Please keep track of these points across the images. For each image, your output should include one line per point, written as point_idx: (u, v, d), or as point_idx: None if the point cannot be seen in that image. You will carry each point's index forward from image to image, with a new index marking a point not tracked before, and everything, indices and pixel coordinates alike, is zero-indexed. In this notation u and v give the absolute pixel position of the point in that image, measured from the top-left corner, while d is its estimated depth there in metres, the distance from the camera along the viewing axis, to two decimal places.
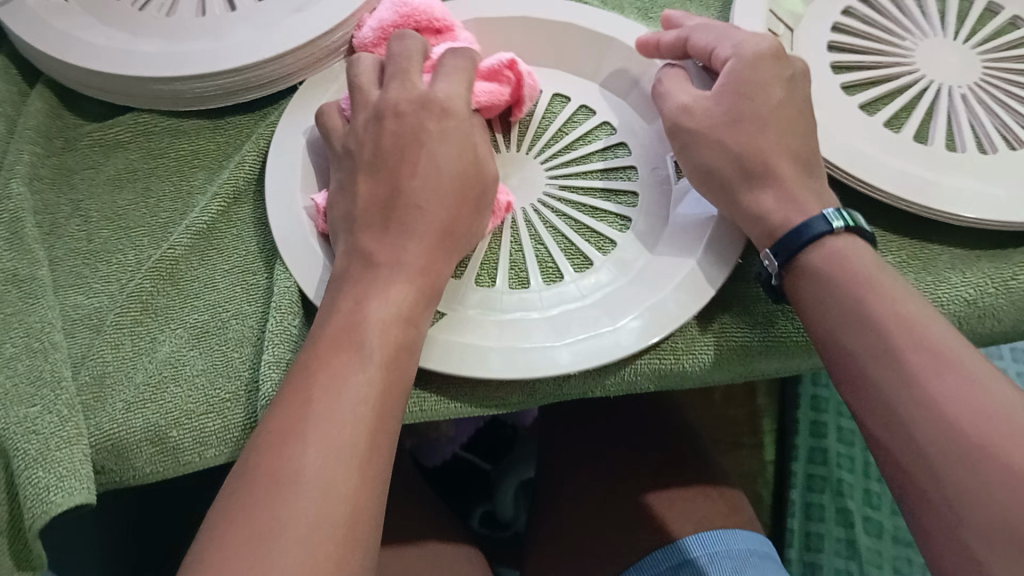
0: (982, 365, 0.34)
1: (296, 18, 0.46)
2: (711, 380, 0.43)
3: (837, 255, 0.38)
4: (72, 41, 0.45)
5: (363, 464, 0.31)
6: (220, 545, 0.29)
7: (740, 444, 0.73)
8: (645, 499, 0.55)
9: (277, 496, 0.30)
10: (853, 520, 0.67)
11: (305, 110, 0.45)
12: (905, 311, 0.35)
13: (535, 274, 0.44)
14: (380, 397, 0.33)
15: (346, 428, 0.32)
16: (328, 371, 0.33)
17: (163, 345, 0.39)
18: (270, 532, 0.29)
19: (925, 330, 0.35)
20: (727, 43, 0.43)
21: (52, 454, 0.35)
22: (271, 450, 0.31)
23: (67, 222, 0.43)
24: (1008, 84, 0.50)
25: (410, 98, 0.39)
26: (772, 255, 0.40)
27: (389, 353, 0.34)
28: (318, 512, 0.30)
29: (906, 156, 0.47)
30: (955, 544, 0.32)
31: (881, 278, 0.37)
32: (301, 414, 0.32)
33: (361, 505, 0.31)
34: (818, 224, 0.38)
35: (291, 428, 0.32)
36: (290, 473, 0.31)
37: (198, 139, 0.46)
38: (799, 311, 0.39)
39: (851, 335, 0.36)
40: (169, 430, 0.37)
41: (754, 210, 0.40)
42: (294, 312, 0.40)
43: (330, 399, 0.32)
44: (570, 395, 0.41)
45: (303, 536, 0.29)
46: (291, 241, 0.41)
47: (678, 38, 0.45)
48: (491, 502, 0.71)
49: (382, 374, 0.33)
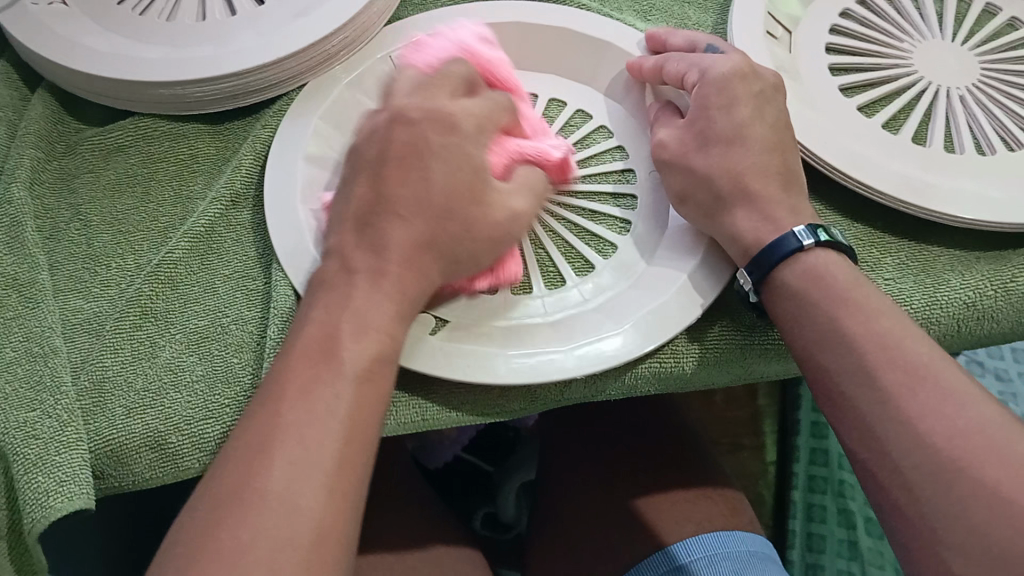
0: (956, 377, 0.34)
1: (296, 23, 0.46)
2: (712, 384, 0.42)
3: (812, 272, 0.38)
4: (74, 47, 0.46)
5: (332, 479, 0.32)
6: (199, 552, 0.29)
7: (740, 445, 0.76)
8: (636, 504, 0.56)
9: (242, 512, 0.30)
10: (855, 521, 0.68)
11: (306, 116, 0.46)
12: (882, 328, 0.36)
13: (537, 279, 0.43)
14: (354, 411, 0.33)
15: (316, 444, 0.32)
16: (299, 386, 0.33)
17: (163, 351, 0.40)
18: (233, 548, 0.29)
19: (901, 348, 0.35)
20: (697, 69, 0.44)
21: (51, 459, 0.36)
22: (240, 464, 0.31)
23: (67, 227, 0.44)
24: (1005, 85, 0.50)
25: (420, 107, 0.40)
26: (747, 274, 0.40)
27: (364, 369, 0.34)
28: (279, 530, 0.30)
29: (904, 158, 0.47)
30: (935, 550, 0.32)
31: (857, 295, 0.37)
32: (269, 430, 0.32)
33: (328, 521, 0.31)
34: (793, 240, 0.38)
35: (260, 444, 0.32)
36: (257, 488, 0.31)
37: (198, 143, 0.47)
38: (778, 328, 0.39)
39: (830, 353, 0.36)
40: (169, 436, 0.38)
41: (729, 221, 0.40)
42: (294, 318, 0.40)
43: (298, 416, 0.32)
44: (571, 399, 0.41)
45: (266, 552, 0.29)
46: (291, 248, 0.41)
47: (656, 65, 0.46)
48: (493, 503, 0.72)
49: (354, 389, 0.34)
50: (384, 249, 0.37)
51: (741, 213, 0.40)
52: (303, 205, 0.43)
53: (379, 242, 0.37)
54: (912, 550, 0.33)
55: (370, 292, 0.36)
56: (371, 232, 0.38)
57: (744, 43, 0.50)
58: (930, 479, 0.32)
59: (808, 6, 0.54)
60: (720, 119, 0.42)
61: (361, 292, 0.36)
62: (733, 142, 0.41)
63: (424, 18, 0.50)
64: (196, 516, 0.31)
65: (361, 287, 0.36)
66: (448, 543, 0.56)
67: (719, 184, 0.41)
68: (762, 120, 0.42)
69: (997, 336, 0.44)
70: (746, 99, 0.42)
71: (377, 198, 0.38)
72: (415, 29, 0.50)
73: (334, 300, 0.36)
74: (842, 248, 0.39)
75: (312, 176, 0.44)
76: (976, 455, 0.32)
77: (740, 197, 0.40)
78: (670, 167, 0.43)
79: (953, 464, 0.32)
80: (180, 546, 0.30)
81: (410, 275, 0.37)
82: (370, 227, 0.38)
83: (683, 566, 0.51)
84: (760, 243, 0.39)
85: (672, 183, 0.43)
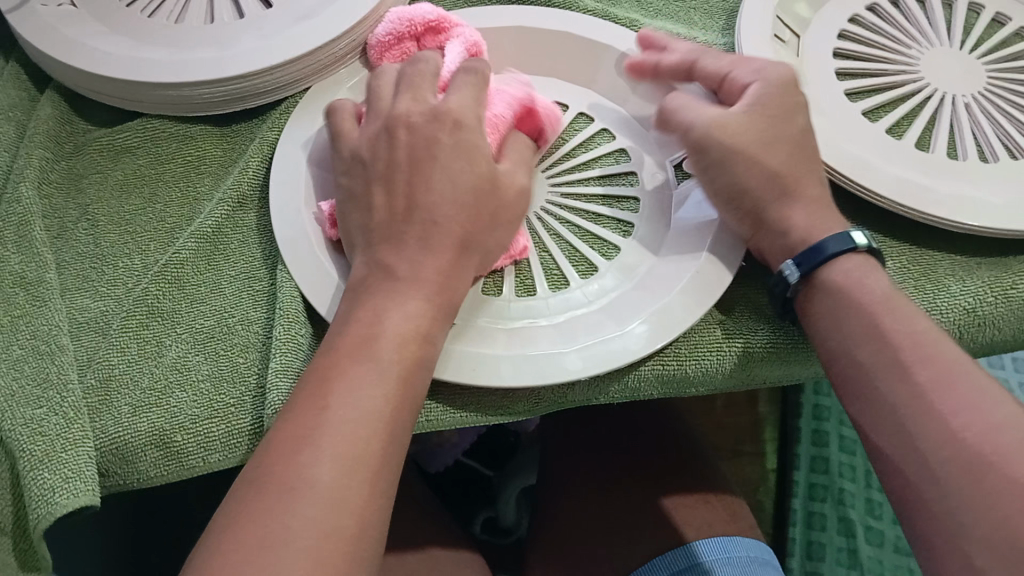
0: (979, 378, 0.35)
1: (303, 27, 0.47)
2: (716, 388, 0.42)
3: (853, 273, 0.39)
4: (84, 49, 0.46)
5: (373, 477, 0.32)
6: (224, 552, 0.29)
7: (741, 452, 0.77)
8: (661, 502, 0.56)
9: (287, 504, 0.30)
10: (855, 529, 0.67)
11: (311, 115, 0.46)
12: (916, 329, 0.36)
13: (540, 282, 0.44)
14: (394, 411, 0.34)
15: (360, 442, 0.32)
16: (349, 384, 0.33)
17: (169, 351, 0.40)
18: (277, 541, 0.30)
19: (933, 347, 0.36)
20: (747, 69, 0.44)
21: (58, 455, 0.36)
22: (284, 455, 0.32)
23: (74, 227, 0.44)
24: (1011, 94, 0.50)
25: (421, 111, 0.40)
26: (793, 265, 0.40)
27: (405, 371, 0.35)
28: (326, 525, 0.30)
29: (905, 162, 0.47)
30: (957, 543, 0.32)
31: (897, 300, 0.38)
32: (315, 423, 0.32)
33: (367, 519, 0.31)
34: (837, 242, 0.39)
35: (304, 437, 0.32)
36: (302, 481, 0.31)
37: (204, 145, 0.47)
38: (809, 326, 0.40)
39: (865, 349, 0.37)
40: (173, 435, 0.38)
41: (782, 219, 0.41)
42: (300, 320, 0.40)
43: (343, 413, 0.33)
44: (575, 403, 0.41)
45: (309, 547, 0.30)
46: (299, 251, 0.41)
47: (683, 61, 0.46)
48: (493, 508, 0.72)
49: (397, 392, 0.34)
50: (409, 253, 0.37)
51: (791, 214, 0.41)
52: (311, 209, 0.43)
53: (410, 244, 0.37)
54: (931, 545, 0.33)
55: (396, 290, 0.36)
56: (390, 230, 0.38)
57: (752, 46, 0.50)
58: (957, 470, 0.33)
59: (816, 10, 0.54)
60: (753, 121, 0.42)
61: (394, 284, 0.36)
62: (745, 147, 0.41)
63: None
64: (231, 505, 0.31)
65: (383, 285, 0.37)
66: (451, 546, 0.56)
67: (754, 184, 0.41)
68: (784, 123, 0.42)
69: (997, 344, 0.44)
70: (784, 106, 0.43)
71: (404, 201, 0.38)
72: None
73: (362, 298, 0.36)
74: (879, 255, 0.40)
75: (314, 177, 0.45)
76: (1002, 449, 0.32)
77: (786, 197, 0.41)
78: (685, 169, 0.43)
79: (980, 458, 0.32)
80: (220, 538, 0.30)
81: (447, 278, 0.37)
82: (386, 226, 0.38)
83: (704, 564, 0.51)
84: (806, 242, 0.40)
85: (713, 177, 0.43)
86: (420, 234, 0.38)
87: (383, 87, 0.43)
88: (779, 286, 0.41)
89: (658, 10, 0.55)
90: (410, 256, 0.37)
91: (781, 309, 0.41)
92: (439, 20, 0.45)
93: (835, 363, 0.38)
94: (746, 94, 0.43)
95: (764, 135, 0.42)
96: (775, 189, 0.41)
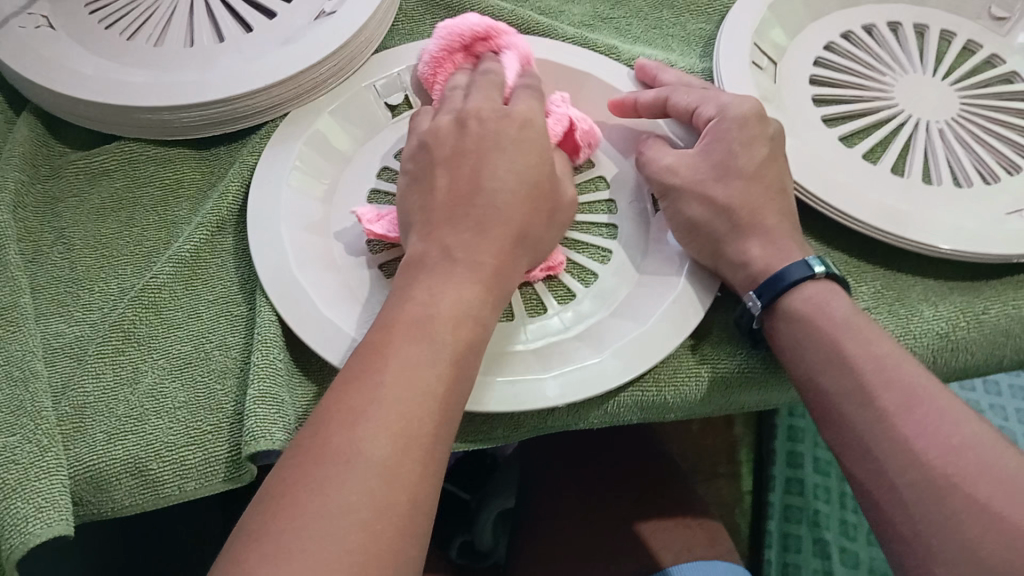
0: (950, 400, 0.35)
1: (285, 51, 0.47)
2: (693, 414, 0.42)
3: (814, 300, 0.39)
4: (61, 71, 0.46)
5: (427, 454, 0.31)
6: (282, 516, 0.28)
7: (717, 474, 0.77)
8: (637, 527, 0.56)
9: (338, 477, 0.29)
10: (830, 551, 0.67)
11: (290, 139, 0.46)
12: (879, 351, 0.37)
13: (520, 309, 0.43)
14: (447, 391, 0.33)
15: (414, 417, 0.31)
16: (405, 359, 0.32)
17: (145, 377, 0.40)
18: (332, 511, 0.28)
19: (901, 368, 0.36)
20: (712, 104, 0.44)
21: (31, 484, 0.35)
22: (337, 428, 0.30)
23: (50, 250, 0.44)
24: (982, 120, 0.51)
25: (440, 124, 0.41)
26: (756, 297, 0.40)
27: (459, 350, 0.34)
28: (381, 498, 0.29)
29: (881, 188, 0.47)
30: (927, 564, 0.32)
31: (859, 322, 0.38)
32: (367, 395, 0.31)
33: (420, 495, 0.30)
34: (796, 269, 0.40)
35: (357, 409, 0.31)
36: (354, 454, 0.30)
37: (183, 168, 0.47)
38: (777, 354, 0.40)
39: (830, 375, 0.37)
40: (149, 463, 0.37)
41: (739, 251, 0.41)
42: (278, 345, 0.40)
43: (397, 386, 0.32)
44: (554, 428, 0.41)
45: (364, 521, 0.28)
46: (278, 276, 0.41)
47: (657, 97, 0.47)
48: (470, 532, 0.66)
49: (449, 372, 0.33)
50: (468, 236, 0.37)
51: (756, 242, 0.41)
52: (331, 235, 0.45)
53: (464, 228, 0.37)
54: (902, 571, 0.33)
55: (453, 274, 0.36)
56: (463, 217, 0.38)
57: (729, 71, 0.50)
58: (926, 492, 0.33)
59: (792, 37, 0.55)
60: (727, 151, 0.43)
61: (408, 284, 0.36)
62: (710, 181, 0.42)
63: (407, 50, 0.51)
64: (277, 481, 0.30)
65: (426, 270, 0.36)
66: None
67: (730, 214, 0.41)
68: (751, 151, 0.43)
69: (971, 368, 0.45)
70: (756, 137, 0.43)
71: (467, 188, 0.38)
72: (399, 58, 0.50)
73: (417, 279, 0.36)
74: (839, 279, 0.40)
75: (293, 201, 0.44)
76: (969, 470, 0.33)
77: (754, 227, 0.41)
78: (672, 196, 0.43)
79: (945, 479, 0.33)
80: (261, 510, 0.29)
81: (505, 268, 0.37)
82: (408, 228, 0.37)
83: None
84: (769, 270, 0.40)
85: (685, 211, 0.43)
86: (445, 235, 0.37)
87: (451, 94, 0.44)
88: (747, 316, 0.41)
89: (636, 37, 0.56)
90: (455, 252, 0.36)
91: (749, 340, 0.41)
92: (487, 29, 0.46)
93: (801, 392, 0.39)
94: (706, 130, 0.44)
95: (733, 168, 0.42)
96: (745, 216, 0.41)
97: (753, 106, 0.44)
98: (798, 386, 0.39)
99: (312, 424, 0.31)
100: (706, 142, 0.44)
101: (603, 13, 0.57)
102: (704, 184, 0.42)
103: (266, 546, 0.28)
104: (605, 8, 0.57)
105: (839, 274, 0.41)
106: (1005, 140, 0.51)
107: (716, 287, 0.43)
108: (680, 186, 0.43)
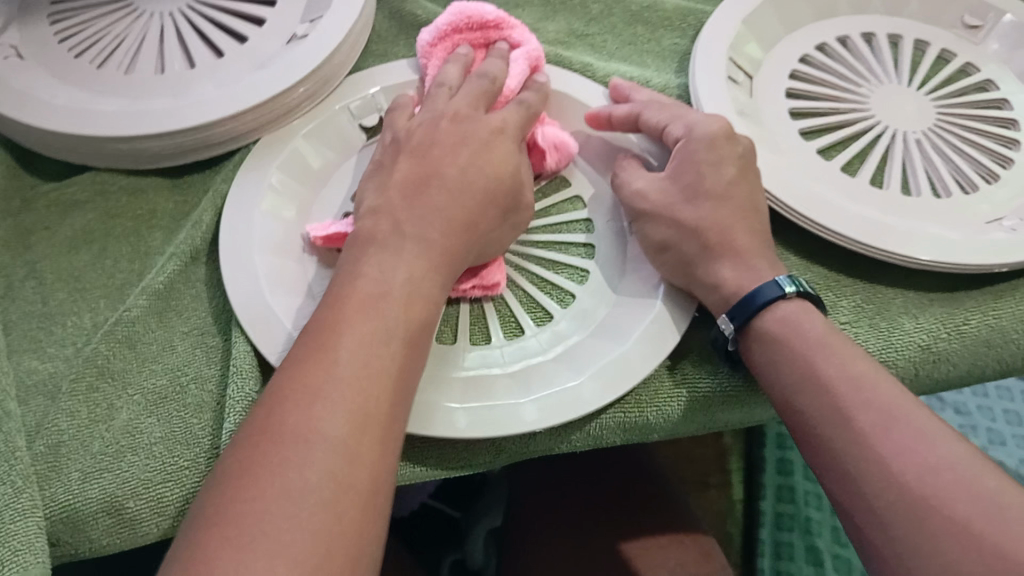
0: (927, 417, 0.35)
1: (257, 76, 0.46)
2: (675, 433, 0.42)
3: (788, 320, 0.39)
4: (29, 100, 0.45)
5: (386, 433, 0.31)
6: (240, 499, 0.29)
7: (708, 485, 0.78)
8: (621, 547, 0.56)
9: (300, 458, 0.29)
10: (823, 558, 0.65)
11: (259, 168, 0.45)
12: (855, 370, 0.37)
13: (497, 330, 0.43)
14: (402, 370, 0.33)
15: (371, 399, 0.31)
16: (361, 340, 0.33)
17: (120, 413, 0.39)
18: (292, 491, 0.29)
19: (875, 389, 0.36)
20: (681, 122, 0.44)
21: (6, 527, 0.35)
22: (293, 408, 0.31)
23: (22, 285, 0.43)
24: (958, 128, 0.52)
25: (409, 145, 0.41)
26: (728, 320, 0.40)
27: (412, 333, 0.34)
28: (343, 477, 0.29)
29: (858, 201, 0.48)
30: None
31: (833, 339, 0.38)
32: (323, 373, 0.31)
33: (380, 476, 0.31)
34: (769, 288, 0.39)
35: (313, 387, 0.31)
36: (313, 434, 0.30)
37: (155, 197, 0.47)
38: (755, 374, 0.40)
39: (805, 395, 0.37)
40: (126, 500, 0.37)
41: (710, 273, 0.41)
42: (253, 374, 0.39)
43: (351, 367, 0.32)
44: (536, 452, 0.41)
45: (329, 502, 0.29)
46: (251, 306, 0.40)
47: (629, 112, 0.47)
48: (461, 550, 0.66)
49: (404, 352, 0.33)
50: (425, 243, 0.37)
51: (727, 265, 0.41)
52: (305, 261, 0.44)
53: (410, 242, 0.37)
54: None
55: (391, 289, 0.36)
56: (385, 237, 0.37)
57: (705, 85, 0.50)
58: (904, 513, 0.33)
59: (768, 51, 0.55)
60: (695, 174, 0.43)
61: (359, 275, 0.35)
62: (678, 207, 0.42)
63: (385, 70, 0.50)
64: (232, 457, 0.30)
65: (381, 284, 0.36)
66: None
67: (702, 235, 0.41)
68: (719, 172, 0.42)
69: (954, 379, 0.45)
70: (725, 156, 0.43)
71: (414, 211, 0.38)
72: (376, 79, 0.50)
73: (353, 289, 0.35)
74: (813, 297, 0.40)
75: (268, 228, 0.44)
76: (946, 491, 0.33)
77: (725, 249, 0.41)
78: (648, 219, 0.43)
79: (923, 499, 0.33)
80: (216, 497, 0.29)
81: (437, 279, 0.37)
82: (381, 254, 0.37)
83: None
84: (741, 291, 0.40)
85: (656, 234, 0.43)
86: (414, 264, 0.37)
87: (436, 93, 0.44)
88: (722, 338, 0.41)
89: (611, 54, 0.56)
90: (410, 271, 0.36)
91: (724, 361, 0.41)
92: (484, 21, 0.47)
93: (779, 410, 0.39)
94: (676, 149, 0.44)
95: (702, 190, 0.42)
96: (715, 238, 0.41)
97: (722, 125, 0.43)
98: (776, 403, 0.39)
99: (264, 402, 0.32)
100: (676, 163, 0.43)
101: (578, 29, 0.57)
102: (674, 207, 0.42)
103: (231, 528, 0.28)
104: (579, 23, 0.57)
105: (812, 291, 0.41)
106: (982, 148, 0.51)
107: (694, 307, 0.43)
108: (650, 210, 0.43)
